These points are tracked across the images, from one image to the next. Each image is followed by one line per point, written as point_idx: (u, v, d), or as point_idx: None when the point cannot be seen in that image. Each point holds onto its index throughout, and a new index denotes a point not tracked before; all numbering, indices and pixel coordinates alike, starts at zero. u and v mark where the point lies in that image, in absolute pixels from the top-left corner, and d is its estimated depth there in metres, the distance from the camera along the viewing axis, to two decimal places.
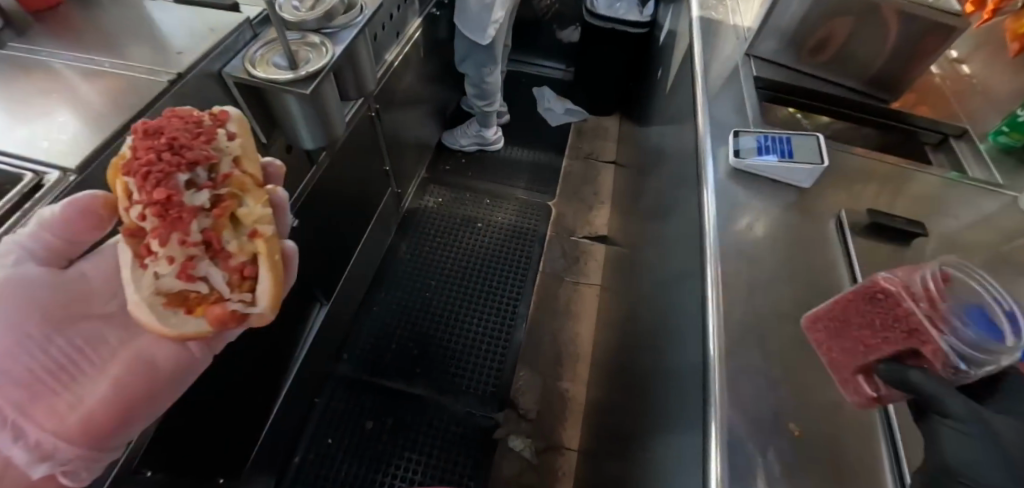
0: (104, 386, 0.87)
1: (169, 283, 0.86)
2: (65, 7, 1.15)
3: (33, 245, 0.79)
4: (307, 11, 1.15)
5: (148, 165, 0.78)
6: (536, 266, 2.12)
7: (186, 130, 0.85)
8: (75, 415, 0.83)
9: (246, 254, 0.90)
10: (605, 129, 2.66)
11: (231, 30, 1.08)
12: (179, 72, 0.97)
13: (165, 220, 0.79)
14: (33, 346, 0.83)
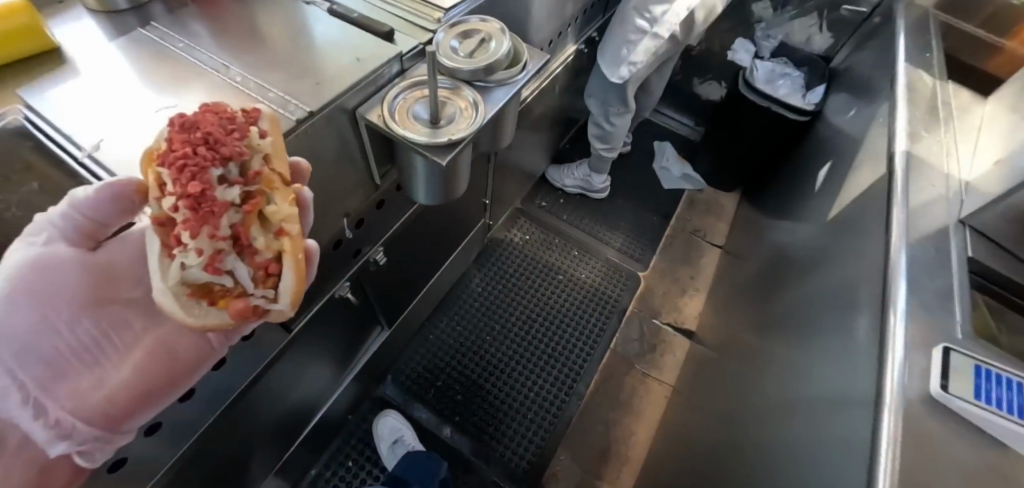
0: (125, 370, 0.79)
1: (190, 273, 0.75)
2: None
3: (61, 225, 0.74)
4: (465, 57, 0.99)
5: (182, 160, 0.69)
6: (607, 342, 1.93)
7: (224, 120, 0.73)
8: (96, 396, 0.76)
9: (274, 251, 0.79)
10: (720, 206, 2.38)
11: (380, 63, 0.94)
12: (312, 110, 0.85)
13: (196, 214, 0.70)
14: (63, 326, 0.77)
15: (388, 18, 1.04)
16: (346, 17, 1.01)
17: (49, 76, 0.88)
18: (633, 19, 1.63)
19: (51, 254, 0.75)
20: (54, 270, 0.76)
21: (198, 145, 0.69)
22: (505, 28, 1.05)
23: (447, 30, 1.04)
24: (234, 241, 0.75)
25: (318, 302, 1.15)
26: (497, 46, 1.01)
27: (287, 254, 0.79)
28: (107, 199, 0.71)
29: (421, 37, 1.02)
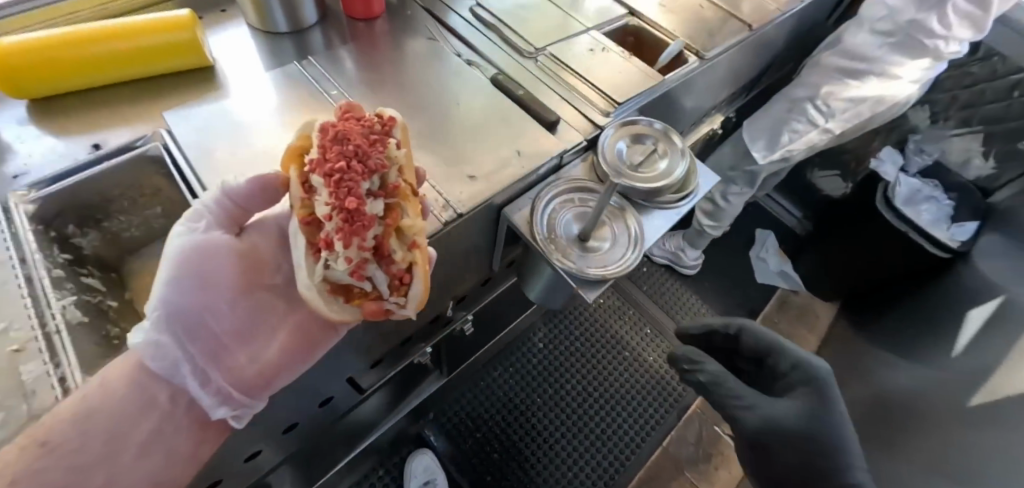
0: (272, 351, 0.78)
1: (333, 275, 0.70)
2: (380, 22, 1.06)
3: (214, 212, 0.72)
4: (634, 173, 0.88)
5: (334, 172, 0.65)
6: (661, 438, 1.78)
7: (365, 130, 0.70)
8: (253, 372, 0.75)
9: (408, 262, 0.71)
10: (814, 316, 2.15)
11: (544, 162, 0.84)
12: (461, 212, 0.76)
13: (344, 222, 0.66)
14: (222, 305, 0.76)
15: (552, 100, 0.95)
16: (512, 93, 0.92)
17: (197, 102, 0.84)
18: (809, 109, 1.52)
19: (213, 239, 0.73)
20: (211, 255, 0.74)
21: (348, 160, 0.66)
22: (687, 150, 0.93)
23: (620, 131, 0.93)
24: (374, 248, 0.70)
25: (398, 364, 1.13)
26: (673, 169, 0.89)
27: (420, 265, 0.71)
28: (258, 188, 0.70)
29: (589, 132, 0.92)
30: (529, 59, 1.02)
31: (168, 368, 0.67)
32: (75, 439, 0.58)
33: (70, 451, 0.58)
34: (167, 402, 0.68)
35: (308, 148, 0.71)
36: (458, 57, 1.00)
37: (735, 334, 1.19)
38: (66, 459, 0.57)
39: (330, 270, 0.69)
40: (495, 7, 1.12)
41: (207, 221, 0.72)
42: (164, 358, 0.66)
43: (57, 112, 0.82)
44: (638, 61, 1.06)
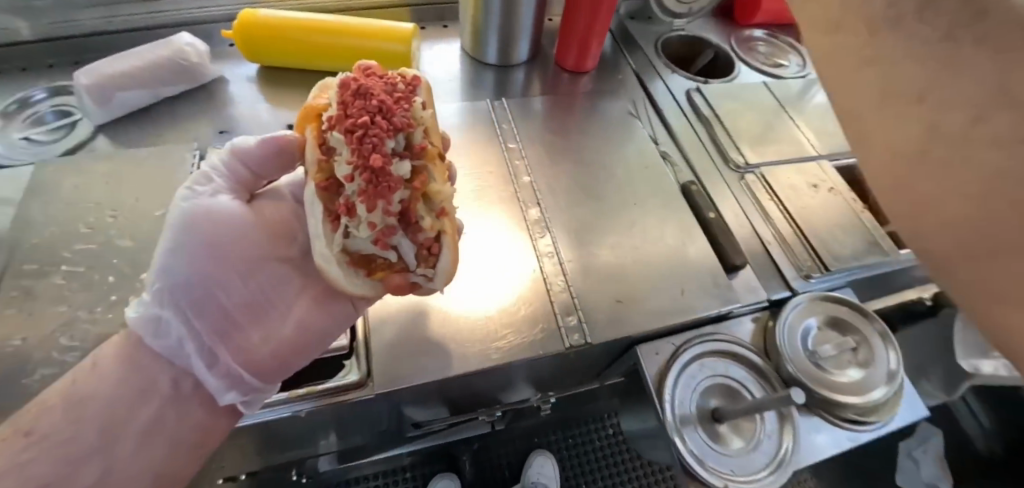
0: (290, 326, 0.59)
1: (356, 250, 0.53)
2: (586, 78, 1.00)
3: (218, 180, 0.61)
4: (814, 372, 0.71)
5: (356, 125, 0.49)
6: None
7: (390, 85, 0.53)
8: (269, 352, 0.57)
9: (437, 230, 0.55)
10: None
11: (708, 312, 0.70)
12: (591, 338, 0.65)
13: (368, 182, 0.49)
14: (236, 272, 0.58)
15: (743, 235, 0.81)
16: (700, 212, 0.81)
17: None
18: None
19: (228, 209, 0.59)
20: (226, 224, 0.58)
21: (370, 114, 0.50)
22: (898, 370, 0.72)
23: (815, 309, 0.75)
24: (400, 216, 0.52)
25: (460, 417, 0.89)
26: (867, 389, 0.70)
27: (449, 237, 0.55)
28: (268, 150, 0.61)
29: (774, 293, 0.76)
30: (734, 173, 0.88)
31: (168, 345, 0.52)
32: (65, 431, 0.46)
33: (60, 443, 0.46)
34: (168, 390, 0.52)
35: (326, 104, 0.54)
36: (654, 144, 0.89)
37: None
38: (52, 449, 0.45)
39: (348, 243, 0.52)
40: (714, 97, 0.99)
41: (217, 180, 0.61)
42: (167, 336, 0.52)
43: (279, 83, 0.90)
44: (869, 220, 0.85)
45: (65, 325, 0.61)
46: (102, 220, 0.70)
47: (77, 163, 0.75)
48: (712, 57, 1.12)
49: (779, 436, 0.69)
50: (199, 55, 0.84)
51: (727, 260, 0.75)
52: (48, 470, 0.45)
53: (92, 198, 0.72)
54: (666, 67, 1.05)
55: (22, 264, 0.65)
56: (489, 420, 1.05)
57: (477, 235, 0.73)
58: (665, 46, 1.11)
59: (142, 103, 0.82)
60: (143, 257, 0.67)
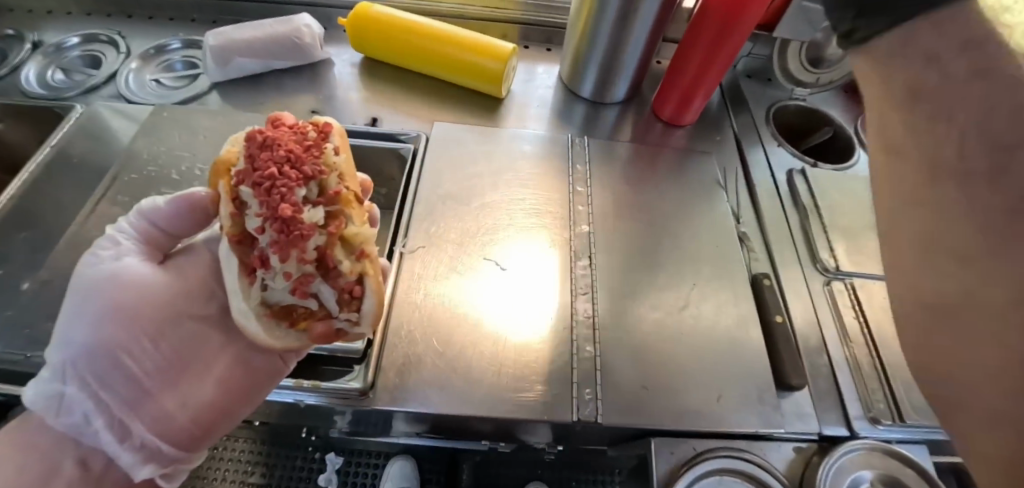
0: (209, 389, 0.55)
1: (277, 301, 0.49)
2: (680, 133, 0.94)
3: (126, 245, 0.55)
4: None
5: (263, 178, 0.44)
6: None
7: (300, 134, 0.48)
8: (186, 419, 0.53)
9: (358, 275, 0.49)
10: None
11: (741, 430, 0.61)
12: (600, 417, 0.59)
13: (280, 233, 0.44)
14: (151, 335, 0.52)
15: (810, 351, 0.71)
16: (764, 313, 0.72)
17: (467, 127, 0.86)
18: None
19: (142, 277, 0.53)
20: (146, 285, 0.53)
21: (277, 165, 0.45)
22: None
23: (872, 461, 0.63)
24: (317, 263, 0.47)
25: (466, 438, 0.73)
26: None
27: (369, 280, 0.50)
28: (176, 207, 0.55)
29: (827, 427, 0.66)
30: (819, 276, 0.78)
31: (74, 421, 0.47)
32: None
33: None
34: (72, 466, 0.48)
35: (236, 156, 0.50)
36: (734, 222, 0.81)
37: None
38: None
39: (269, 294, 0.48)
40: (819, 183, 0.88)
41: (126, 243, 0.55)
42: (74, 413, 0.48)
43: (377, 76, 0.93)
44: None
45: None
46: (191, 170, 0.76)
47: (187, 114, 0.83)
48: (830, 135, 1.00)
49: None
50: (312, 36, 0.89)
51: (782, 377, 0.66)
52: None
53: (189, 147, 0.79)
54: (772, 138, 0.95)
55: (118, 195, 0.73)
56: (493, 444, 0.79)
57: (518, 272, 0.71)
58: (779, 113, 1.01)
59: (255, 70, 0.89)
60: None
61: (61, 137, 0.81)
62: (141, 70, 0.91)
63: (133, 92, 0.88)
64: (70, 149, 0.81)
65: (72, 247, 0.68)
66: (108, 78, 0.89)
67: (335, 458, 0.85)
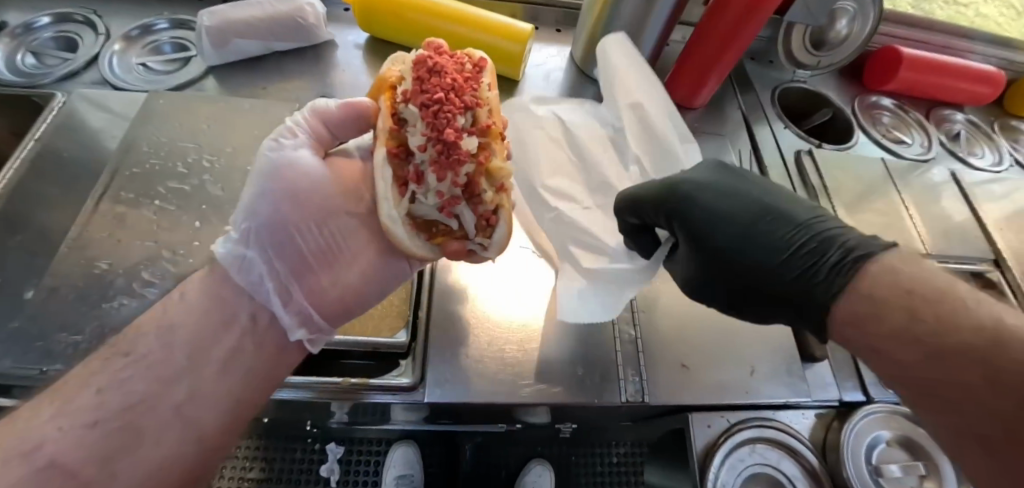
0: (356, 275, 0.56)
1: (418, 216, 0.56)
2: (691, 115, 0.96)
3: (299, 136, 0.58)
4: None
5: (432, 102, 0.51)
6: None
7: (460, 66, 0.55)
8: (339, 297, 0.55)
9: (495, 204, 0.56)
10: None
11: (775, 400, 0.66)
12: (644, 397, 0.62)
13: (443, 153, 0.51)
14: (320, 215, 0.55)
15: None
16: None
17: None
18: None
19: (307, 163, 0.55)
20: (311, 175, 0.56)
21: (445, 91, 0.52)
22: None
23: (889, 423, 0.69)
24: (465, 188, 0.54)
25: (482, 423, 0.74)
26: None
27: (502, 212, 0.57)
28: (354, 111, 0.60)
29: (847, 393, 0.70)
30: None
31: (250, 275, 0.49)
32: (161, 349, 0.43)
33: (154, 357, 0.42)
34: (247, 320, 0.48)
35: (398, 76, 0.57)
36: None
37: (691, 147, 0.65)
38: (148, 367, 0.41)
39: (414, 208, 0.55)
40: (825, 163, 0.91)
41: (301, 136, 0.58)
42: (249, 273, 0.49)
43: (384, 59, 0.89)
44: None
45: (148, 260, 0.64)
46: (199, 162, 0.72)
47: (187, 101, 0.78)
48: (830, 116, 1.03)
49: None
50: (316, 16, 0.84)
51: (807, 349, 0.71)
52: (145, 387, 0.40)
53: (194, 136, 0.74)
54: (778, 119, 0.98)
55: (122, 191, 0.68)
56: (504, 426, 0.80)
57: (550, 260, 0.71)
58: (782, 96, 1.04)
59: (255, 53, 0.84)
60: (229, 208, 0.68)
61: (43, 130, 0.74)
62: (125, 52, 0.85)
63: (120, 79, 0.82)
64: (55, 141, 0.74)
65: (77, 248, 0.63)
66: (89, 62, 0.82)
67: (335, 448, 0.87)
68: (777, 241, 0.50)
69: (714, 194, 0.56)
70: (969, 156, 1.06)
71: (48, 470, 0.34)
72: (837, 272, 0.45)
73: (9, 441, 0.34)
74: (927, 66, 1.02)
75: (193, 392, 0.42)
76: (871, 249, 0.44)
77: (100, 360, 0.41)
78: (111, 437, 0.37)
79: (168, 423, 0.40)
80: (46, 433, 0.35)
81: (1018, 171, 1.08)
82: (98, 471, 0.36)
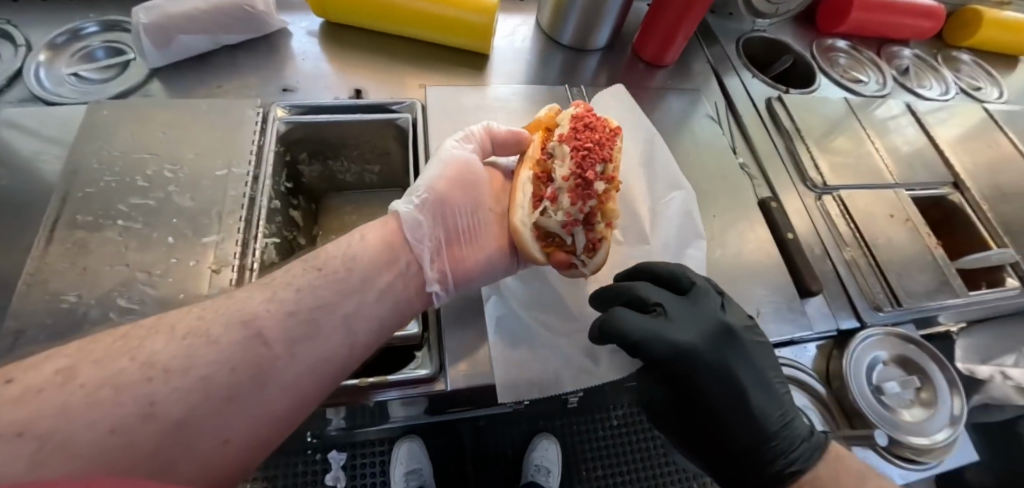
0: (484, 258, 0.62)
1: (543, 228, 0.62)
2: (662, 73, 0.96)
3: (472, 142, 0.67)
4: (880, 410, 0.69)
5: (581, 146, 0.62)
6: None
7: (607, 126, 0.66)
8: (464, 275, 0.61)
9: (603, 235, 0.64)
10: None
11: (780, 337, 0.68)
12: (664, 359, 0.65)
13: (578, 184, 0.60)
14: (474, 208, 0.64)
15: (817, 259, 0.78)
16: (777, 231, 0.77)
17: (459, 88, 0.82)
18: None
19: (473, 160, 0.65)
20: (471, 172, 0.65)
21: (591, 142, 0.62)
22: (959, 421, 0.71)
23: (886, 343, 0.74)
24: (584, 215, 0.62)
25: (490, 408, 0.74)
26: (930, 431, 0.70)
27: (605, 243, 0.64)
28: (519, 139, 0.68)
29: (843, 321, 0.74)
30: (810, 193, 0.85)
31: (417, 232, 0.59)
32: (343, 270, 0.54)
33: (338, 275, 0.53)
34: (404, 265, 0.58)
35: (557, 121, 0.69)
36: (732, 153, 0.86)
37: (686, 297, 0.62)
38: (333, 280, 0.52)
39: (541, 220, 0.62)
40: (794, 107, 0.94)
41: (470, 141, 0.67)
42: (415, 235, 0.59)
43: (344, 44, 0.85)
44: (942, 257, 0.83)
45: (123, 285, 0.58)
46: (160, 173, 0.66)
47: (135, 108, 0.71)
48: (790, 63, 1.06)
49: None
50: (266, 3, 0.79)
51: (802, 283, 0.72)
52: (329, 294, 0.51)
53: (149, 146, 0.68)
54: (745, 68, 1.00)
55: (77, 215, 0.62)
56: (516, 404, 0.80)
57: None
58: (744, 46, 1.06)
59: (202, 49, 0.79)
60: (203, 218, 0.63)
61: None
62: (52, 63, 0.77)
63: (50, 92, 0.74)
64: None
65: (37, 283, 0.57)
66: (11, 78, 0.74)
67: (338, 455, 0.86)
68: (745, 443, 0.58)
69: (717, 382, 0.58)
70: (919, 88, 1.12)
71: (255, 338, 0.45)
72: (782, 478, 0.57)
73: (233, 308, 0.46)
74: (875, 4, 1.06)
75: (358, 310, 0.52)
76: (808, 466, 0.56)
77: (299, 268, 0.52)
78: (297, 325, 0.48)
79: (336, 324, 0.50)
80: (258, 310, 0.47)
81: (961, 98, 1.15)
82: (283, 349, 0.46)
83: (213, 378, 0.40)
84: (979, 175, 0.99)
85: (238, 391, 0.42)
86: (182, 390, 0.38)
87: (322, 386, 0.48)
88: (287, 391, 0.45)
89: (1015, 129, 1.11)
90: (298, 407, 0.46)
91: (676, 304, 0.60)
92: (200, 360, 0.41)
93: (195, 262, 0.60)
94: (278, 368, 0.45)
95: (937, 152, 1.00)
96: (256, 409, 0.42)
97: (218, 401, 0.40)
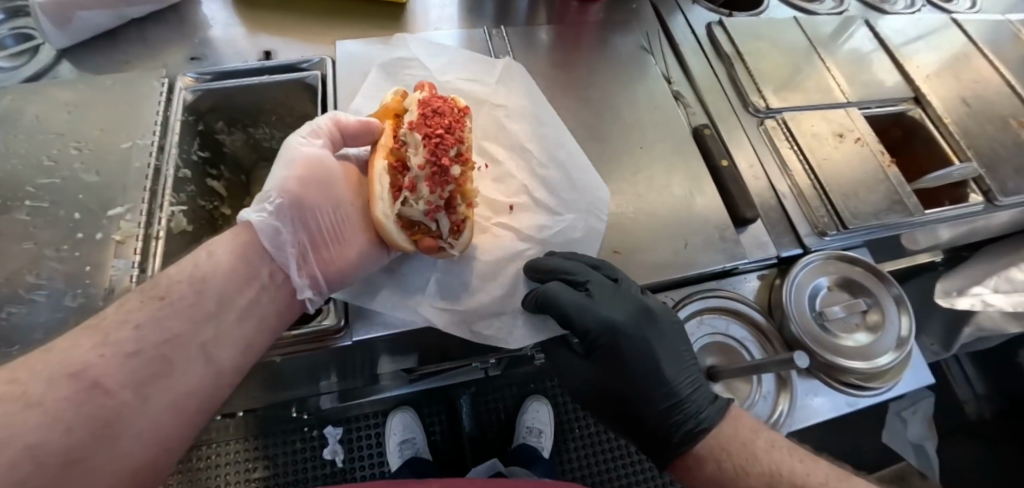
0: (354, 254, 0.58)
1: (406, 217, 0.60)
2: (597, 8, 0.91)
3: (322, 134, 0.60)
4: (818, 335, 0.67)
5: (433, 133, 0.58)
6: None
7: (453, 105, 0.62)
8: (338, 272, 0.56)
9: (467, 215, 0.61)
10: None
11: (712, 267, 0.66)
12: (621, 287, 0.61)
13: (436, 172, 0.57)
14: (331, 204, 0.58)
15: (758, 187, 0.75)
16: (712, 160, 0.75)
17: (375, 39, 0.78)
18: (996, 283, 0.83)
19: (326, 155, 0.59)
20: (321, 168, 0.58)
21: (441, 127, 0.59)
22: (905, 340, 0.69)
23: (827, 268, 0.71)
24: (446, 200, 0.59)
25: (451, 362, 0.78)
26: (874, 355, 0.67)
27: (470, 224, 0.61)
28: (373, 128, 0.62)
29: (785, 250, 0.71)
30: (753, 119, 0.81)
31: (276, 240, 0.54)
32: (191, 295, 0.47)
33: (189, 301, 0.47)
34: (267, 276, 0.53)
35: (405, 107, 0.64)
36: (666, 83, 0.83)
37: (614, 280, 0.59)
38: (183, 308, 0.46)
39: (403, 211, 0.59)
40: (737, 31, 0.89)
41: (319, 133, 0.59)
42: (273, 241, 0.54)
43: (256, 5, 0.82)
44: (897, 177, 0.78)
45: (32, 264, 0.57)
46: (66, 151, 0.65)
47: (41, 92, 0.70)
48: None
49: (776, 397, 0.67)
50: None
51: (737, 212, 0.70)
52: (181, 325, 0.45)
53: (54, 129, 0.67)
54: None
55: None
56: (482, 366, 0.93)
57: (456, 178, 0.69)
58: None
59: (106, 24, 0.76)
60: (108, 192, 0.62)
61: None
62: None
63: None
64: None
65: None
66: None
67: (333, 430, 0.98)
68: (659, 412, 0.57)
69: (635, 350, 0.57)
70: (882, 4, 1.06)
71: (92, 388, 0.38)
72: (691, 440, 0.56)
73: (55, 362, 0.38)
74: None
75: (219, 335, 0.47)
76: (713, 422, 0.56)
77: (134, 301, 0.45)
78: (145, 363, 0.41)
79: (196, 355, 0.45)
80: (90, 359, 0.39)
81: (930, 10, 1.09)
82: (132, 393, 0.40)
83: (43, 446, 0.34)
84: (945, 90, 0.93)
85: (80, 453, 0.35)
86: (6, 466, 0.32)
87: (183, 427, 0.43)
88: (142, 441, 0.39)
89: (990, 39, 1.04)
90: (157, 452, 0.40)
91: (606, 282, 0.58)
92: (24, 427, 0.34)
93: (102, 234, 0.60)
94: (129, 417, 0.39)
95: (899, 67, 0.95)
96: (106, 468, 0.36)
97: (52, 470, 0.34)
